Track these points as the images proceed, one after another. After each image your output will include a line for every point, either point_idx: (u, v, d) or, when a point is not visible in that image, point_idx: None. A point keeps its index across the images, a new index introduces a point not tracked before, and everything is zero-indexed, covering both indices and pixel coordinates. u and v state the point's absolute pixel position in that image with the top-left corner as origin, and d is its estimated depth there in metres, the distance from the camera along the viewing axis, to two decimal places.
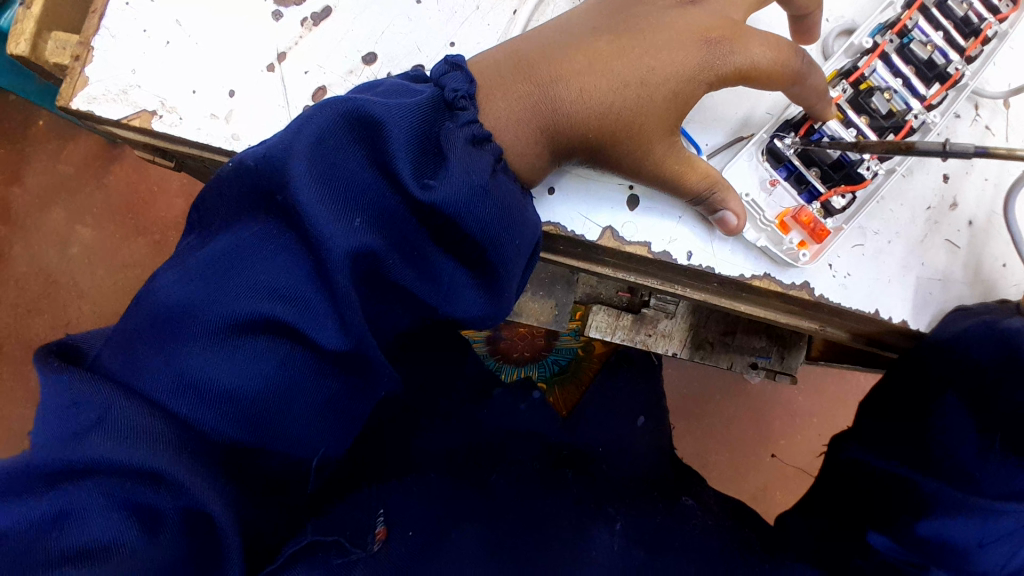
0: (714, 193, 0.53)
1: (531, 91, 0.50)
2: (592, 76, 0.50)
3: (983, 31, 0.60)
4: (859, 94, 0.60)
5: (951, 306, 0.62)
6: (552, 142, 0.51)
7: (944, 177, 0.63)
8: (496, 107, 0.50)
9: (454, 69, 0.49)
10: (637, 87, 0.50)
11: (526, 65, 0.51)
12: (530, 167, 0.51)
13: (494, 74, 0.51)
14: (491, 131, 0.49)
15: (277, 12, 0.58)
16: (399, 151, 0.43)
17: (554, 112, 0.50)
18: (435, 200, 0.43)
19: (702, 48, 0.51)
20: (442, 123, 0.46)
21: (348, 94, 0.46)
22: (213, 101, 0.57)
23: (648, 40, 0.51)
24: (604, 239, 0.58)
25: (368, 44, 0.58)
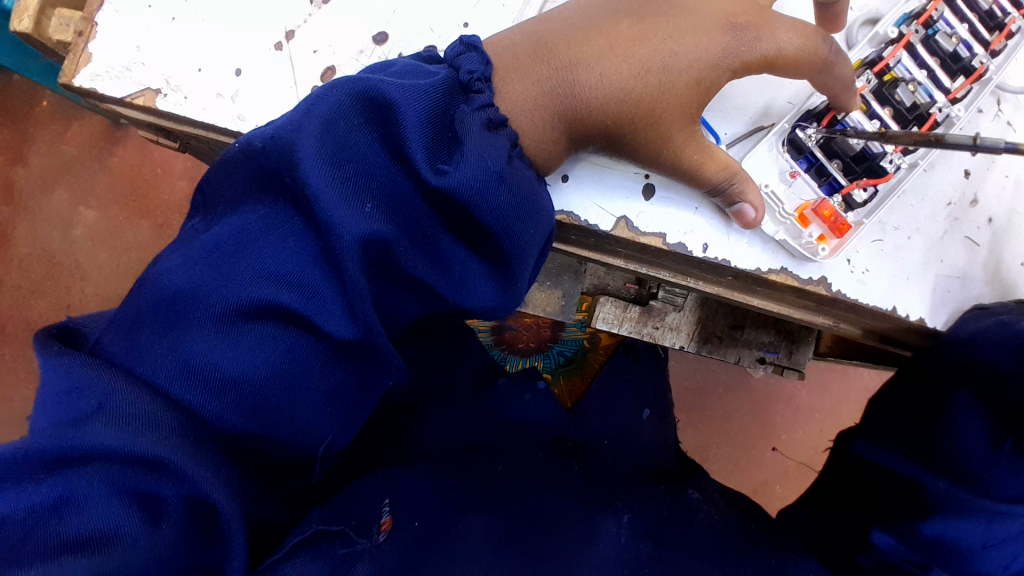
0: (733, 184, 0.52)
1: (549, 75, 0.48)
2: (612, 60, 0.48)
3: (1007, 26, 0.59)
4: (883, 85, 0.58)
5: (969, 304, 0.61)
6: (569, 127, 0.49)
7: (966, 172, 0.62)
8: (511, 91, 0.48)
9: (469, 52, 0.47)
10: (658, 72, 0.48)
11: (543, 48, 0.49)
12: (546, 154, 0.50)
13: (511, 57, 0.49)
14: (506, 116, 0.47)
15: None
16: (411, 134, 0.42)
17: (573, 97, 0.48)
18: (448, 186, 0.42)
19: (726, 31, 0.49)
20: (457, 106, 0.44)
21: (360, 75, 0.44)
22: (219, 80, 0.55)
23: (670, 23, 0.49)
24: (617, 229, 0.57)
25: (378, 23, 0.56)
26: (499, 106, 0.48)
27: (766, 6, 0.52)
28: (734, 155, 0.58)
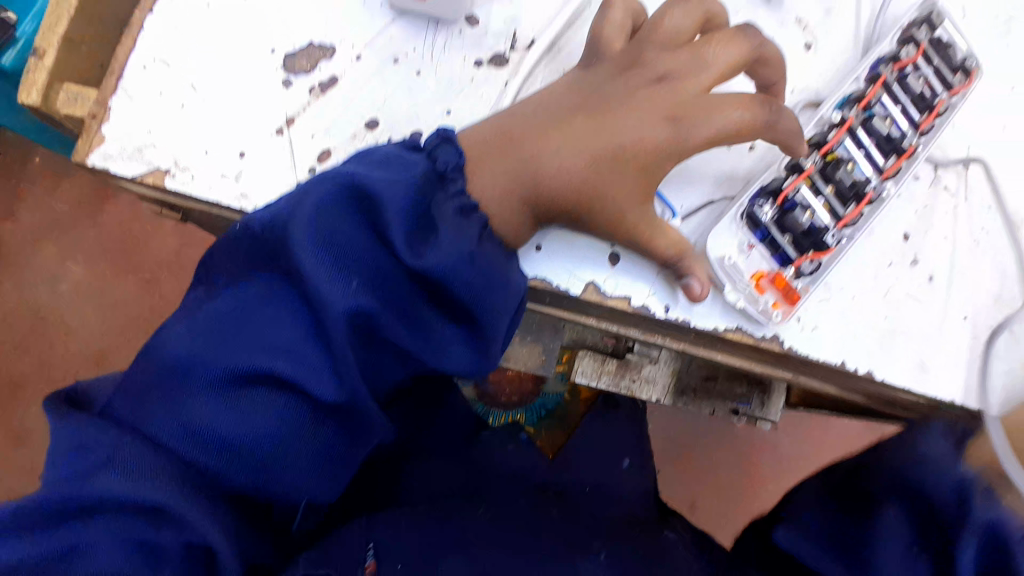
0: (681, 263, 0.58)
1: (517, 164, 0.53)
2: (573, 145, 0.53)
3: (936, 106, 0.67)
4: (827, 165, 0.63)
5: (913, 355, 0.67)
6: (534, 211, 0.54)
7: (904, 236, 0.69)
8: (483, 173, 0.53)
9: (443, 145, 0.53)
10: (610, 159, 0.53)
11: (512, 139, 0.54)
12: (513, 234, 0.54)
13: (482, 147, 0.54)
14: (479, 203, 0.53)
15: (287, 79, 0.61)
16: (394, 219, 0.47)
17: (538, 186, 0.53)
18: (428, 267, 0.47)
19: (670, 121, 0.54)
20: (434, 194, 0.51)
21: (348, 166, 0.50)
22: (224, 162, 0.60)
23: (620, 112, 0.54)
24: (587, 293, 0.62)
25: (370, 109, 0.61)
26: (469, 189, 0.53)
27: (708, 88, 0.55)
28: (695, 230, 0.65)
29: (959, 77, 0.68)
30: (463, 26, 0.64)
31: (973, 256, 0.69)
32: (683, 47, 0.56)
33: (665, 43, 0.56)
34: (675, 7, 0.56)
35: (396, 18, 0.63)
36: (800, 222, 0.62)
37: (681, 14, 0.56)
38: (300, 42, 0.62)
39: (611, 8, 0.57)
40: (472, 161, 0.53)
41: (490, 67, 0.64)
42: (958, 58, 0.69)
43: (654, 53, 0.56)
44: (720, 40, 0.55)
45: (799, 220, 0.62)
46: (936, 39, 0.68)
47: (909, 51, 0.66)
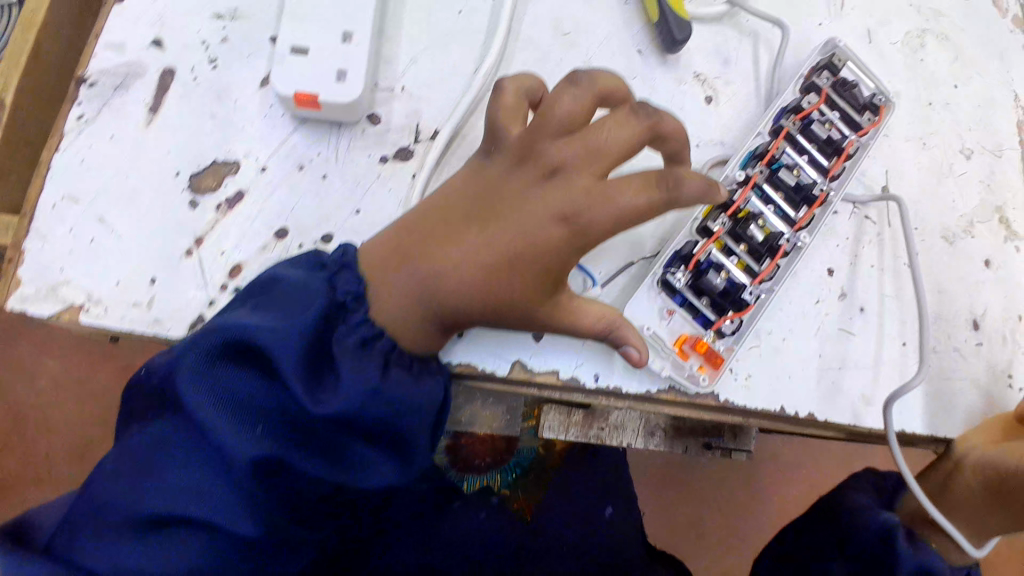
0: (613, 332, 0.57)
1: (420, 268, 0.54)
2: (475, 242, 0.53)
3: (845, 148, 0.69)
4: (737, 223, 0.65)
5: (854, 389, 0.67)
6: (442, 309, 0.54)
7: (828, 270, 0.69)
8: (388, 294, 0.55)
9: (344, 270, 0.56)
10: (504, 268, 0.52)
11: (413, 243, 0.55)
12: (423, 334, 0.56)
13: (382, 257, 0.56)
14: (386, 328, 0.55)
15: (192, 200, 0.61)
16: (287, 370, 0.49)
17: (443, 284, 0.53)
18: (327, 407, 0.49)
19: (563, 221, 0.50)
20: (334, 329, 0.53)
21: (249, 312, 0.53)
22: (134, 291, 0.60)
23: (510, 217, 0.52)
24: (514, 371, 0.62)
25: (278, 220, 0.61)
26: (373, 315, 0.55)
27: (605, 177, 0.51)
28: (617, 300, 0.64)
29: (867, 116, 0.70)
30: (365, 124, 0.65)
31: (902, 281, 0.70)
32: (571, 133, 0.52)
33: (557, 130, 0.51)
34: (562, 91, 0.52)
35: (298, 125, 0.64)
36: (716, 284, 0.62)
37: (569, 98, 0.51)
38: (204, 161, 0.62)
39: (504, 93, 0.55)
40: (375, 282, 0.55)
41: (395, 161, 0.64)
42: (865, 99, 0.71)
43: (546, 145, 0.52)
44: (613, 123, 0.51)
45: (715, 283, 0.62)
46: (840, 83, 0.70)
47: (811, 99, 0.69)
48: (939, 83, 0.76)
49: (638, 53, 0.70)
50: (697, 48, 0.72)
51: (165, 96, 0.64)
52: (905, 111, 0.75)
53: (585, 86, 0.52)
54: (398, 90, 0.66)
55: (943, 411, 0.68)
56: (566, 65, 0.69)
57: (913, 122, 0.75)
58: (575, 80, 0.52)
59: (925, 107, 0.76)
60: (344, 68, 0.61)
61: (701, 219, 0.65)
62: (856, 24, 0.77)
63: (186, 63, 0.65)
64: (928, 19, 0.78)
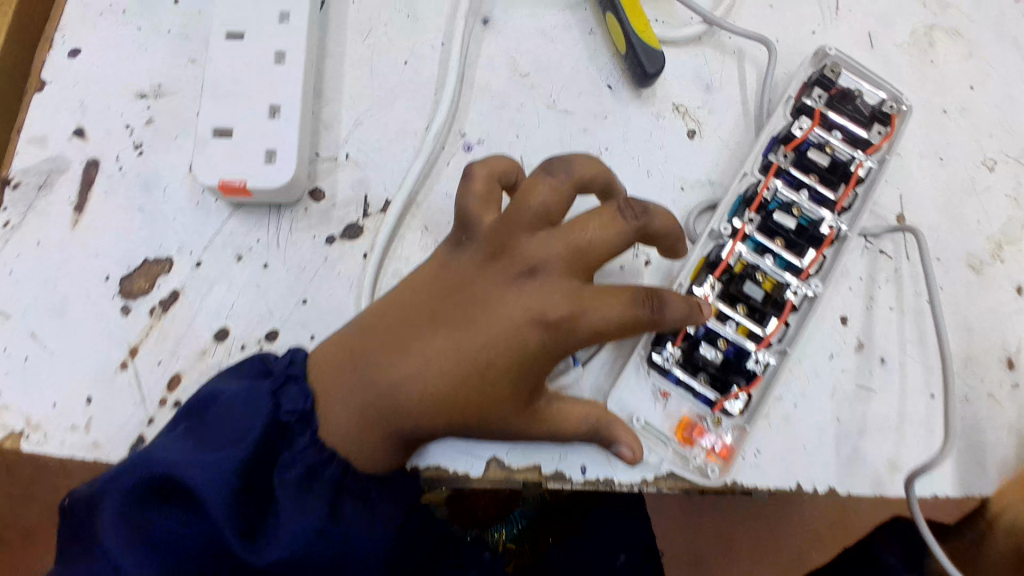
0: (600, 431, 0.52)
1: (374, 375, 0.47)
2: (434, 343, 0.47)
3: (854, 172, 0.59)
4: (731, 283, 0.57)
5: (878, 454, 0.59)
6: (400, 421, 0.47)
7: (842, 319, 0.62)
8: (335, 411, 0.48)
9: (290, 382, 0.49)
10: (474, 375, 0.46)
11: (365, 347, 0.48)
12: (381, 450, 0.48)
13: (332, 362, 0.49)
14: (337, 443, 0.48)
15: (125, 306, 0.57)
16: (220, 515, 0.43)
17: (399, 394, 0.47)
18: (265, 562, 0.43)
19: (541, 326, 0.46)
20: (277, 454, 0.47)
21: (181, 440, 0.46)
22: (72, 411, 0.55)
23: (483, 318, 0.47)
24: (489, 471, 0.55)
25: (217, 319, 0.56)
26: (322, 437, 0.48)
27: (585, 280, 0.48)
28: (601, 383, 0.57)
29: (876, 129, 0.61)
30: (307, 203, 0.59)
31: (928, 324, 0.63)
32: (550, 230, 0.48)
33: (530, 220, 0.48)
34: (540, 181, 0.48)
35: (233, 211, 0.58)
36: (712, 358, 0.56)
37: (548, 193, 0.48)
38: (134, 261, 0.58)
39: (472, 179, 0.51)
40: (319, 399, 0.48)
41: (343, 240, 0.58)
42: (872, 107, 0.62)
43: (523, 239, 0.48)
44: (597, 221, 0.48)
45: (709, 356, 0.56)
46: (837, 99, 0.62)
47: (803, 123, 0.60)
48: (953, 86, 0.70)
49: (608, 88, 0.63)
50: (675, 76, 0.64)
51: (91, 192, 0.59)
52: (919, 122, 0.68)
53: (562, 176, 0.48)
54: (343, 158, 0.60)
55: (988, 469, 0.59)
56: (528, 110, 0.62)
57: (930, 133, 0.68)
58: (552, 169, 0.48)
59: (941, 114, 0.69)
60: (273, 148, 0.55)
61: (688, 283, 0.57)
62: (857, 28, 0.70)
63: (111, 154, 0.60)
64: (935, 14, 0.72)
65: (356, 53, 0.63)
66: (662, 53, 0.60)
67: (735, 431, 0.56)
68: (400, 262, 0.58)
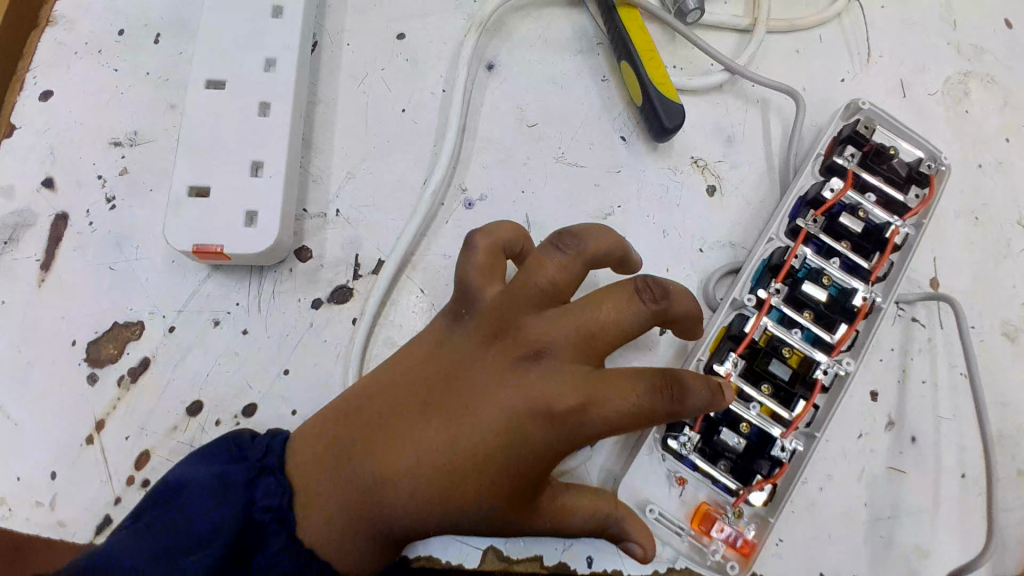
0: (609, 526, 0.47)
1: (361, 464, 0.41)
2: (432, 430, 0.41)
3: (890, 240, 0.56)
4: (754, 362, 0.52)
5: (906, 539, 0.56)
6: (389, 519, 0.41)
7: (872, 394, 0.59)
8: (315, 506, 0.41)
9: (266, 472, 0.42)
10: (471, 471, 0.41)
11: (354, 426, 0.42)
12: (360, 551, 0.41)
13: (313, 441, 0.42)
14: (314, 545, 0.40)
15: (92, 374, 0.52)
16: None
17: (391, 489, 0.40)
18: None
19: (545, 418, 0.41)
20: (251, 558, 0.41)
21: (139, 539, 0.40)
22: (37, 488, 0.50)
23: (482, 407, 0.41)
24: (487, 562, 0.50)
25: (192, 391, 0.51)
26: (299, 537, 0.41)
27: (595, 365, 0.43)
28: (613, 465, 0.53)
29: (912, 193, 0.58)
30: (292, 263, 0.54)
31: (961, 399, 0.60)
32: (558, 308, 0.43)
33: (535, 297, 0.43)
34: (549, 256, 0.43)
35: (211, 272, 0.54)
36: (734, 444, 0.51)
37: (557, 270, 0.43)
38: (102, 325, 0.53)
39: (473, 249, 0.46)
40: (300, 489, 0.41)
41: (331, 304, 0.54)
42: (908, 167, 0.58)
43: (530, 317, 0.43)
44: (611, 302, 0.43)
45: (731, 443, 0.51)
46: (872, 156, 0.58)
47: (834, 185, 0.56)
48: (988, 139, 0.67)
49: (622, 140, 0.59)
50: (694, 128, 0.61)
51: (59, 248, 0.55)
52: (956, 178, 0.66)
53: (574, 250, 0.43)
54: (332, 215, 0.55)
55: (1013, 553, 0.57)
56: (536, 162, 0.58)
57: (965, 191, 0.66)
58: (563, 242, 0.44)
59: (977, 169, 0.66)
60: (254, 210, 0.50)
61: (706, 357, 0.53)
62: (889, 74, 0.68)
63: (81, 206, 0.56)
64: (971, 60, 0.70)
65: (349, 100, 0.58)
66: (681, 106, 0.56)
67: (758, 524, 0.51)
68: (393, 328, 0.54)
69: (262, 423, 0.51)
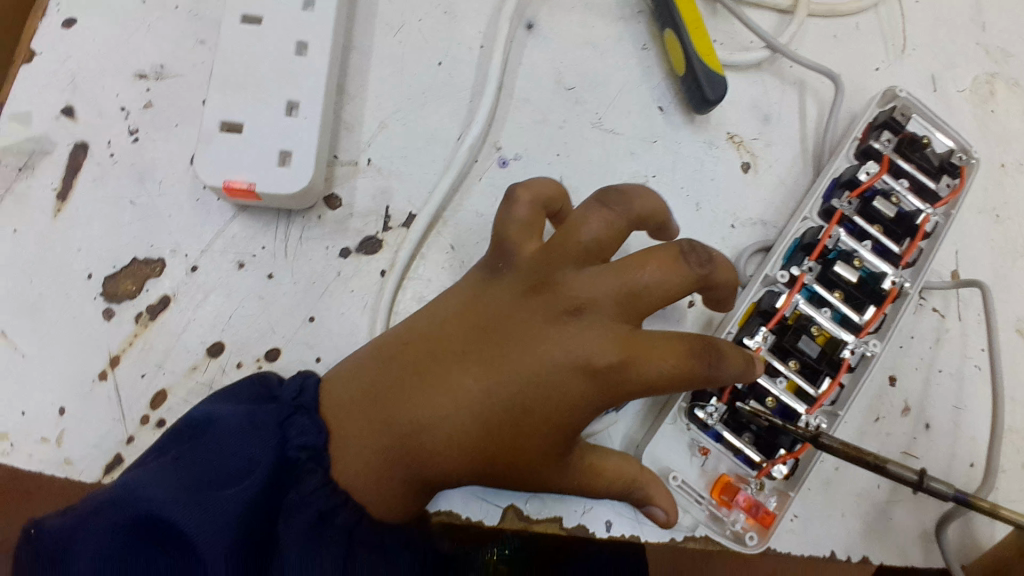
0: (635, 491, 0.47)
1: (398, 407, 0.40)
2: (472, 378, 0.41)
3: (921, 226, 0.55)
4: (784, 338, 0.53)
5: (915, 523, 0.57)
6: (424, 464, 0.40)
7: (890, 378, 0.59)
8: (350, 446, 0.41)
9: (301, 412, 0.42)
10: (510, 421, 0.40)
11: (392, 370, 0.42)
12: (394, 494, 0.41)
13: (353, 381, 0.42)
14: (347, 486, 0.40)
15: (107, 309, 0.50)
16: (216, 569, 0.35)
17: (428, 433, 0.40)
18: None
19: (585, 373, 0.40)
20: (285, 495, 0.40)
21: (166, 474, 0.38)
22: (42, 423, 0.48)
23: (521, 359, 0.40)
24: (507, 521, 0.50)
25: (213, 332, 0.50)
26: (335, 478, 0.40)
27: (636, 326, 0.42)
28: (635, 433, 0.53)
29: (945, 182, 0.58)
30: (321, 210, 0.53)
31: (974, 390, 0.60)
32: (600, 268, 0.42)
33: (577, 255, 0.42)
34: (594, 213, 0.42)
35: (238, 213, 0.52)
36: (761, 418, 0.51)
37: (602, 227, 0.42)
38: (120, 261, 0.51)
39: (515, 203, 0.44)
40: (335, 429, 0.41)
41: (359, 255, 0.52)
42: (939, 158, 0.58)
43: (569, 275, 0.41)
44: (656, 261, 0.41)
45: (758, 415, 0.51)
46: (907, 144, 0.57)
47: (869, 168, 0.56)
48: (1014, 139, 0.68)
49: (659, 110, 0.58)
50: (732, 104, 0.60)
51: (77, 178, 0.53)
52: (980, 175, 0.66)
53: (621, 209, 0.42)
54: (364, 163, 0.54)
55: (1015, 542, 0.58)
56: (572, 125, 0.57)
57: (989, 189, 0.66)
58: (610, 201, 0.42)
59: (997, 170, 0.67)
60: (288, 150, 0.49)
61: (736, 331, 0.54)
62: (922, 69, 0.68)
63: (104, 137, 0.54)
64: (1002, 61, 0.70)
65: (385, 49, 0.57)
66: (723, 78, 0.55)
67: (777, 496, 0.52)
68: (421, 283, 0.53)
69: (285, 369, 0.50)
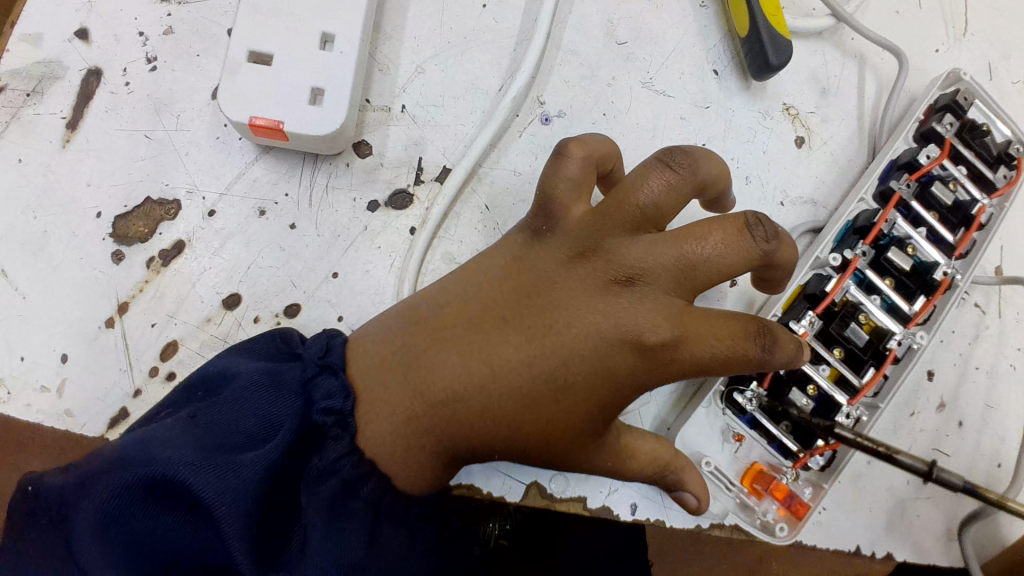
0: (668, 475, 0.44)
1: (432, 374, 0.38)
2: (512, 346, 0.38)
3: (977, 216, 0.53)
4: (830, 324, 0.50)
5: (940, 521, 0.55)
6: (455, 434, 0.38)
7: (928, 373, 0.57)
8: (379, 411, 0.38)
9: (326, 372, 0.39)
10: (549, 395, 0.37)
11: (426, 335, 0.39)
12: (422, 464, 0.39)
13: (383, 345, 0.40)
14: (373, 452, 0.38)
15: (117, 251, 0.47)
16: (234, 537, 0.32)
17: (463, 402, 0.38)
18: None
19: (634, 349, 0.37)
20: (307, 462, 0.37)
21: (181, 432, 0.35)
22: (45, 370, 0.46)
23: (567, 328, 0.37)
24: (529, 498, 0.48)
25: (230, 283, 0.47)
26: (359, 446, 0.38)
27: (692, 300, 0.38)
28: (667, 415, 0.51)
29: (1002, 172, 0.54)
30: (349, 157, 0.49)
31: (1009, 390, 0.58)
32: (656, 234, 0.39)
33: (632, 218, 0.38)
34: (654, 173, 0.38)
35: (260, 155, 0.49)
36: (802, 406, 0.48)
37: (662, 189, 0.38)
38: (132, 200, 0.48)
39: (565, 159, 0.40)
40: (362, 392, 0.39)
41: (388, 209, 0.49)
42: (997, 147, 0.54)
43: (622, 240, 0.38)
44: (718, 231, 0.38)
45: (799, 403, 0.48)
46: (968, 130, 0.54)
47: (931, 151, 0.52)
48: None
49: (714, 74, 0.55)
50: (790, 72, 0.56)
51: (88, 107, 0.49)
52: None
53: (686, 172, 0.38)
54: (397, 110, 0.50)
55: None
56: (620, 85, 0.53)
57: None
58: (674, 161, 0.38)
59: None
60: (321, 88, 0.45)
61: (780, 315, 0.51)
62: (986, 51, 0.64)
63: (119, 64, 0.49)
64: None
65: None
66: (789, 44, 0.51)
67: (812, 487, 0.50)
68: (451, 244, 0.49)
69: (305, 326, 0.47)
